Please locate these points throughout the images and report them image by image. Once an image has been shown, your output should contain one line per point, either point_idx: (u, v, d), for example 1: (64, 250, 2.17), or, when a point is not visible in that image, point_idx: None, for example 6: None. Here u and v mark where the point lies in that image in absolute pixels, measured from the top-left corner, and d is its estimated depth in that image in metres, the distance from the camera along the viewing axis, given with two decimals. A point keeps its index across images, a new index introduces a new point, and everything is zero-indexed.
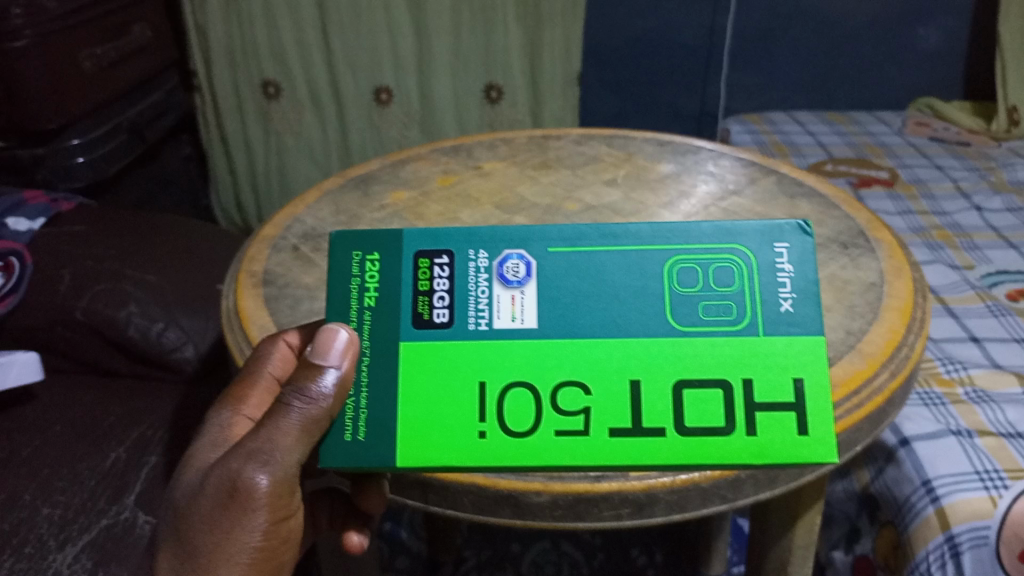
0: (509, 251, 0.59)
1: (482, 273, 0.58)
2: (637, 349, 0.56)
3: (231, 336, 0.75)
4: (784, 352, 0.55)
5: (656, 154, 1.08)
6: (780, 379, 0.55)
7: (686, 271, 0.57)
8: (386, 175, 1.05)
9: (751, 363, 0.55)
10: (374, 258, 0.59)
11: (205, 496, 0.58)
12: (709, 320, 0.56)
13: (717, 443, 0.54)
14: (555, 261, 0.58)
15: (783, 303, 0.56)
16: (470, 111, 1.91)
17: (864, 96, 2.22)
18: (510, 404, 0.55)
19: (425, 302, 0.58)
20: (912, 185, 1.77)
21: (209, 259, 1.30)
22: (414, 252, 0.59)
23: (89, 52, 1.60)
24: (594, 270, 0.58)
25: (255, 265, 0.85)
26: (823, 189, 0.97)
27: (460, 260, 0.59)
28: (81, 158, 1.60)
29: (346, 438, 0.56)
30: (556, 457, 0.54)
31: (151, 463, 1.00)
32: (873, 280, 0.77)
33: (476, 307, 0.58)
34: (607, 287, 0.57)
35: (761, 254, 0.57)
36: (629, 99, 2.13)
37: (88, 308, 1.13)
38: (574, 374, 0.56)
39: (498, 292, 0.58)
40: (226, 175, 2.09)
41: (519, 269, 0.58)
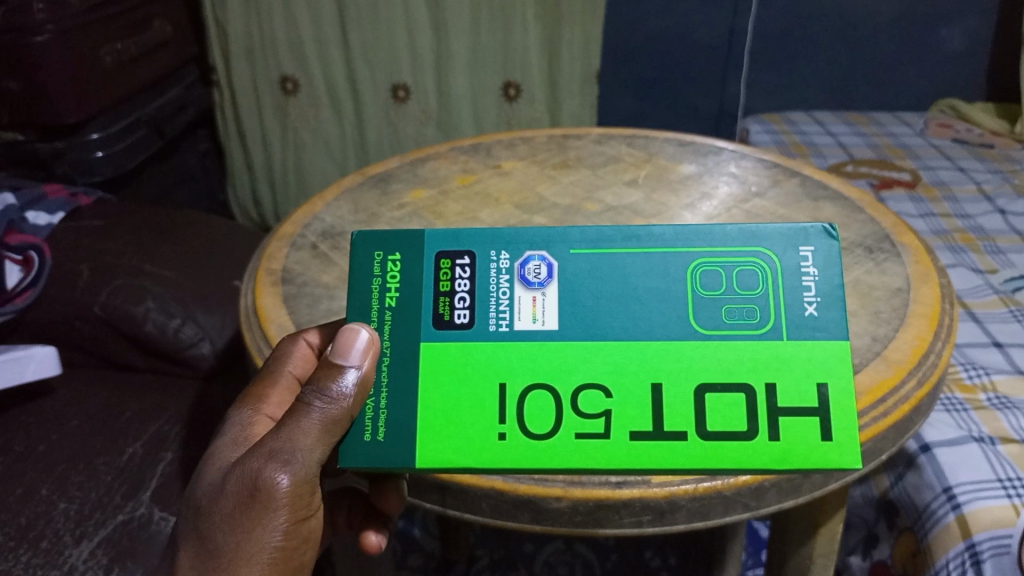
0: (531, 252, 0.58)
1: (503, 274, 0.58)
2: (659, 352, 0.55)
3: (250, 334, 0.75)
4: (807, 357, 0.54)
5: (677, 155, 1.07)
6: (803, 384, 0.54)
7: (709, 274, 0.56)
8: (405, 173, 1.04)
9: (774, 368, 0.54)
10: (395, 258, 0.58)
11: (225, 495, 0.56)
12: (732, 324, 0.55)
13: (738, 448, 0.53)
14: (578, 263, 0.57)
15: (807, 307, 0.55)
16: (487, 110, 1.90)
17: (885, 97, 2.19)
18: (530, 406, 0.55)
19: (446, 302, 0.58)
20: (934, 187, 1.75)
21: (227, 255, 1.30)
22: (435, 253, 0.58)
23: (110, 47, 1.61)
24: (617, 272, 0.57)
25: (273, 263, 0.84)
26: (847, 192, 0.95)
27: (481, 260, 0.58)
28: (100, 153, 1.60)
29: (366, 438, 0.56)
30: (576, 460, 0.54)
31: (167, 459, 1.00)
32: (899, 286, 0.76)
33: (497, 308, 0.57)
34: (630, 289, 0.56)
35: (785, 257, 0.56)
36: (647, 98, 2.12)
37: (107, 303, 1.13)
38: (595, 377, 0.55)
39: (520, 293, 0.57)
40: (243, 171, 2.09)
41: (540, 271, 0.57)
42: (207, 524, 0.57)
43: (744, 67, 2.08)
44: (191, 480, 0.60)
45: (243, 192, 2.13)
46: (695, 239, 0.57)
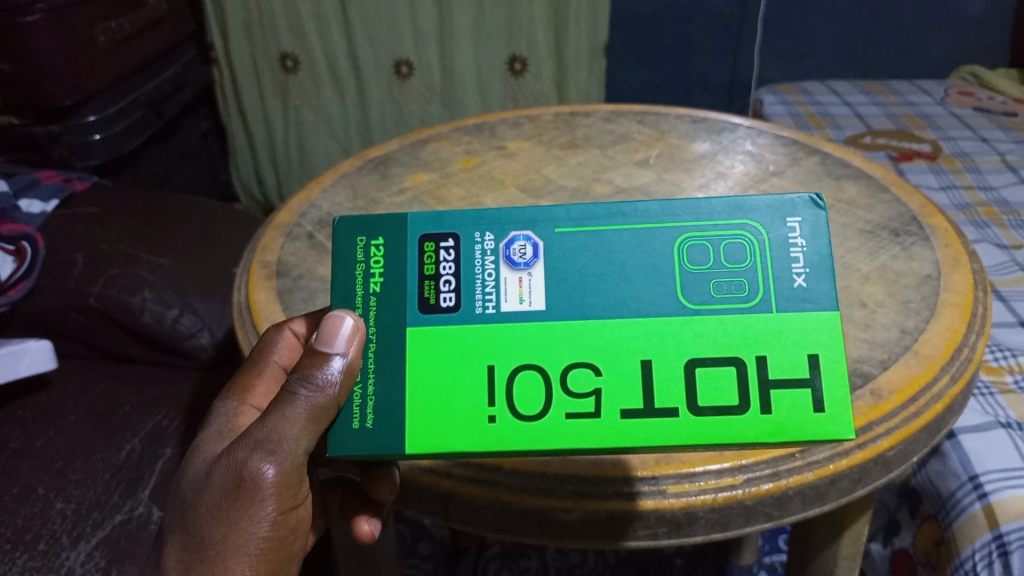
0: (515, 232, 0.52)
1: (488, 255, 0.52)
2: (652, 329, 0.50)
3: (242, 331, 0.71)
4: (796, 330, 0.49)
5: (690, 132, 1.03)
6: (794, 355, 0.49)
7: (696, 248, 0.51)
8: (406, 156, 1.00)
9: (766, 340, 0.49)
10: (378, 243, 0.53)
11: (210, 487, 0.53)
12: (720, 298, 0.50)
13: (730, 423, 0.49)
14: (564, 242, 0.52)
15: (796, 278, 0.50)
16: (492, 85, 1.85)
17: (904, 65, 2.12)
18: (519, 387, 0.50)
19: (431, 286, 0.52)
20: (955, 158, 1.69)
21: (227, 241, 1.27)
22: (419, 236, 0.53)
23: (104, 26, 1.56)
24: (605, 250, 0.52)
25: (267, 254, 0.81)
26: (870, 170, 0.90)
27: (466, 243, 0.53)
28: (98, 135, 1.57)
29: (353, 426, 0.51)
30: (566, 442, 0.49)
31: (166, 455, 0.97)
32: (928, 273, 0.72)
33: (483, 290, 0.52)
34: (616, 267, 0.51)
35: (773, 229, 0.51)
36: (656, 70, 2.06)
37: (102, 294, 1.10)
38: (584, 355, 0.50)
39: (505, 275, 0.52)
40: (246, 151, 2.06)
41: (526, 251, 0.52)
42: (193, 516, 0.53)
43: (757, 35, 2.01)
44: (176, 473, 0.57)
45: (246, 172, 2.10)
46: (679, 212, 0.52)
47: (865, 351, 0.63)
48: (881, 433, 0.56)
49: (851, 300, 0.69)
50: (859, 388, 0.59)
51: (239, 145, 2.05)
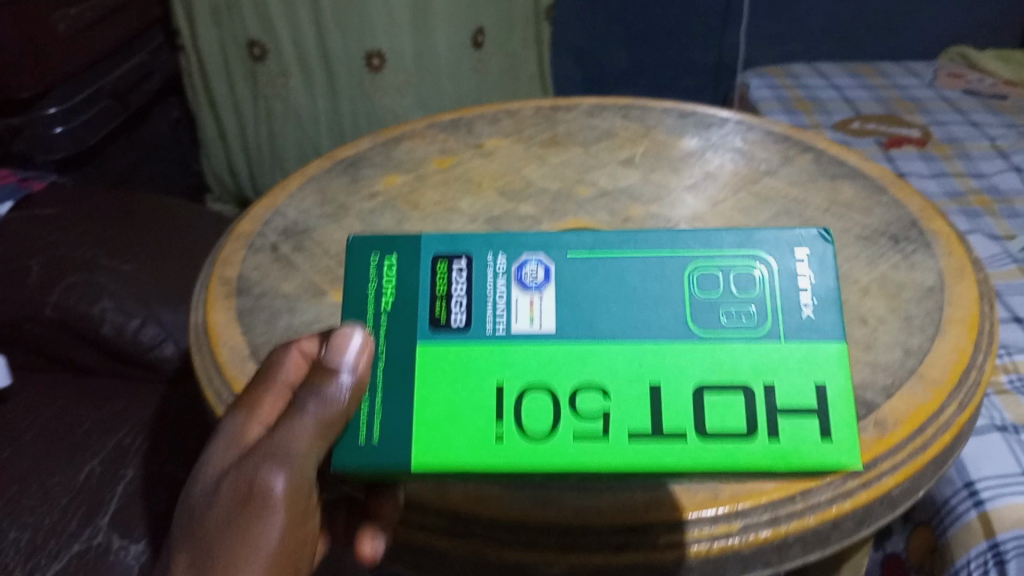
0: (527, 254, 0.48)
1: (500, 276, 0.48)
2: (663, 351, 0.46)
3: (198, 357, 0.66)
4: (802, 363, 0.45)
5: (677, 128, 0.98)
6: (802, 382, 0.45)
7: (707, 276, 0.47)
8: (378, 156, 0.94)
9: (773, 370, 0.45)
10: (392, 260, 0.49)
11: (217, 503, 0.43)
12: (730, 325, 0.46)
13: (739, 454, 0.44)
14: (578, 266, 0.48)
15: (803, 309, 0.46)
16: (463, 63, 1.81)
17: (892, 45, 2.07)
18: (528, 408, 0.46)
19: (442, 305, 0.48)
20: (945, 144, 1.65)
21: (192, 244, 1.21)
22: (431, 254, 0.49)
23: (64, 14, 1.47)
24: (619, 272, 0.48)
25: (227, 269, 0.75)
26: (868, 170, 0.85)
27: (479, 265, 0.49)
28: (59, 128, 1.50)
29: (358, 443, 0.47)
30: (574, 467, 0.45)
31: (128, 477, 0.93)
32: (932, 285, 0.67)
33: (494, 310, 0.47)
34: (628, 289, 0.47)
35: (781, 261, 0.47)
36: (638, 53, 2.02)
37: (59, 304, 1.03)
38: (593, 378, 0.46)
39: (516, 296, 0.48)
40: (217, 141, 1.96)
41: (538, 274, 0.48)
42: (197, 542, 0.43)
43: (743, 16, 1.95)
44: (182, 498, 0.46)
45: (219, 163, 2.00)
46: (696, 238, 0.48)
47: (868, 375, 0.58)
48: (886, 470, 0.52)
49: (851, 316, 0.65)
50: (861, 418, 0.55)
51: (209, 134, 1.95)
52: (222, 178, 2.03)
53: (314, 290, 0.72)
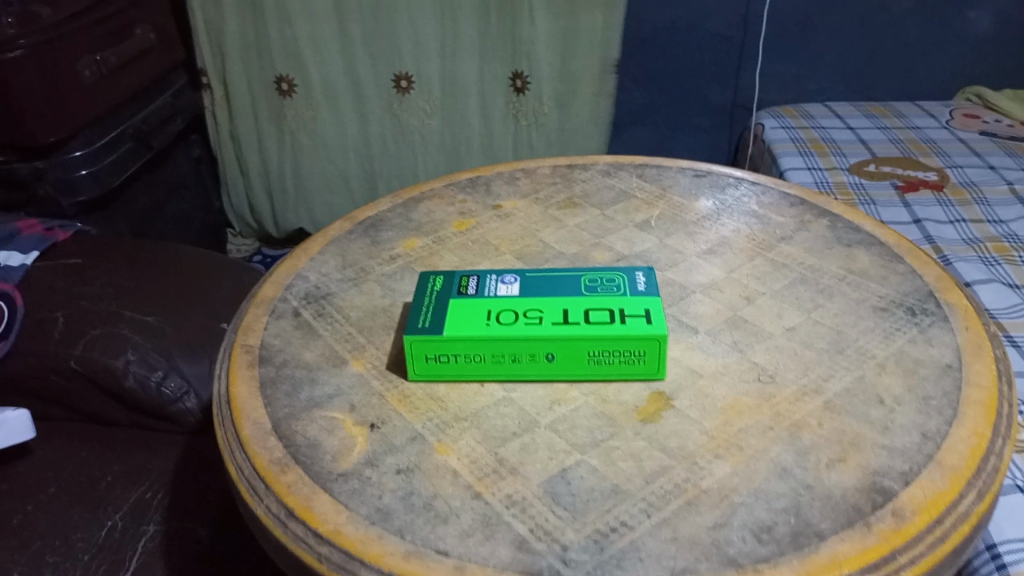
0: (507, 274, 0.75)
1: (496, 283, 0.74)
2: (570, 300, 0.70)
3: (222, 431, 0.67)
4: (644, 301, 0.69)
5: (692, 188, 0.99)
6: (643, 312, 0.68)
7: (595, 279, 0.73)
8: (397, 217, 0.96)
9: (633, 304, 0.69)
10: (438, 278, 0.75)
11: None
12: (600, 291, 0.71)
13: (612, 335, 0.66)
14: (532, 279, 0.74)
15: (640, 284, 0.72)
16: (494, 99, 1.77)
17: (908, 86, 1.98)
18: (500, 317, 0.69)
19: (465, 286, 0.73)
20: (962, 188, 1.64)
21: (215, 297, 1.23)
22: (459, 273, 0.76)
23: (89, 59, 1.47)
24: (555, 280, 0.74)
25: (250, 337, 0.76)
26: (883, 236, 0.86)
27: (485, 279, 0.74)
28: (84, 171, 1.47)
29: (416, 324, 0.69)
30: (522, 337, 0.67)
31: (150, 532, 0.93)
32: (949, 362, 0.68)
33: (492, 288, 0.73)
34: (555, 285, 0.73)
35: (629, 274, 0.73)
36: (654, 93, 1.95)
37: (83, 357, 1.05)
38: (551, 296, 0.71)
39: (494, 288, 0.73)
40: (237, 172, 1.97)
41: (505, 283, 0.74)
42: None
43: (758, 57, 1.89)
44: None
45: (240, 201, 2.02)
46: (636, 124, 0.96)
47: (885, 460, 0.59)
48: (905, 563, 0.52)
49: (868, 396, 0.65)
50: (879, 506, 0.55)
51: (231, 169, 1.97)
52: (244, 216, 2.05)
53: (334, 359, 0.73)
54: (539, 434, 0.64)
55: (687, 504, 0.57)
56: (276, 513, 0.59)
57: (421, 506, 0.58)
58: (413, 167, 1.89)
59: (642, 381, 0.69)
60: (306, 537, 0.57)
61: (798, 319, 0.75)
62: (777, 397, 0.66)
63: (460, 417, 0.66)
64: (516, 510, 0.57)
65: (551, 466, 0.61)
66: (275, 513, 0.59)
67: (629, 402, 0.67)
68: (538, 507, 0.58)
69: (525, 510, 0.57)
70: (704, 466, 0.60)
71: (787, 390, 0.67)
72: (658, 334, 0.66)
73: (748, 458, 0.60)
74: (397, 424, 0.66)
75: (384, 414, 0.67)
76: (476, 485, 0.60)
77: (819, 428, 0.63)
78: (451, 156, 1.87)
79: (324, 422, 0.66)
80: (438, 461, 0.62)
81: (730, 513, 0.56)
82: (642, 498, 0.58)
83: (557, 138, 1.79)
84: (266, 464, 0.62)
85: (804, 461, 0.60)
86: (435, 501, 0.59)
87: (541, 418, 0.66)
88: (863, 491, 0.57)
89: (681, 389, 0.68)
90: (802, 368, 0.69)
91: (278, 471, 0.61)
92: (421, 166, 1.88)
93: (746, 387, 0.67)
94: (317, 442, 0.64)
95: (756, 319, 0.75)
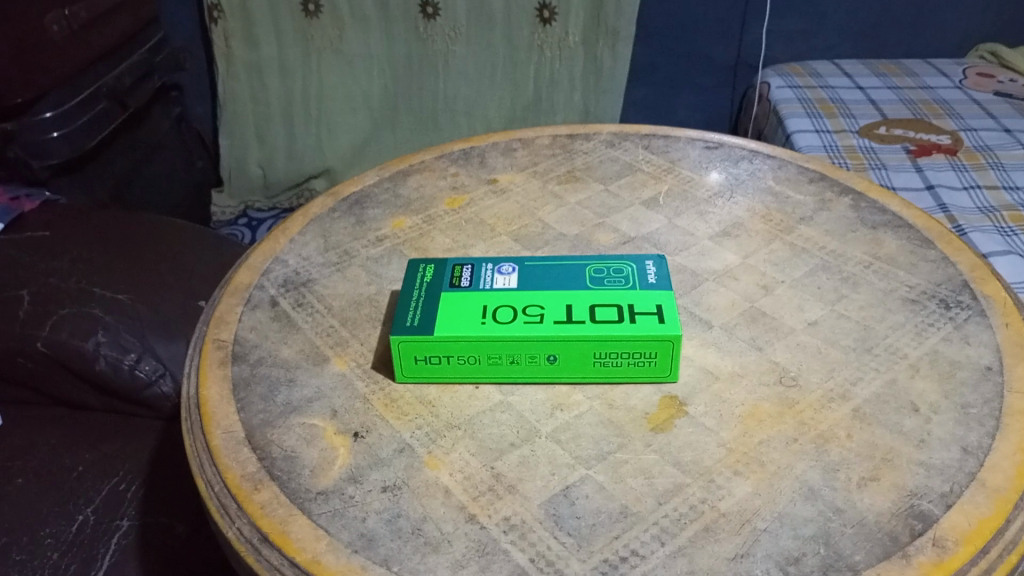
0: (505, 263, 0.69)
1: (491, 273, 0.67)
2: (573, 294, 0.64)
3: (190, 439, 0.61)
4: (652, 294, 0.63)
5: (702, 161, 0.92)
6: (651, 307, 0.62)
7: (599, 270, 0.67)
8: (383, 193, 0.89)
9: (642, 299, 0.63)
10: (428, 267, 0.69)
11: None
12: (607, 282, 0.65)
13: (617, 333, 0.60)
14: (531, 268, 0.68)
15: (649, 275, 0.65)
16: (518, 28, 1.63)
17: (920, 45, 1.88)
18: (497, 313, 0.63)
19: (458, 276, 0.67)
20: (976, 152, 1.51)
21: (192, 272, 1.17)
22: (451, 261, 0.69)
23: (56, 14, 1.34)
24: (555, 271, 0.67)
25: (223, 330, 0.70)
26: (911, 218, 0.79)
27: (479, 268, 0.68)
28: (56, 133, 1.35)
29: (404, 321, 0.63)
30: (519, 336, 0.61)
31: (123, 528, 0.87)
32: (989, 364, 0.62)
33: (488, 279, 0.67)
34: (556, 276, 0.66)
35: (637, 263, 0.67)
36: (656, 50, 1.85)
37: (51, 338, 0.98)
38: (551, 290, 0.64)
39: (489, 279, 0.67)
40: (247, 103, 1.78)
41: (502, 272, 0.67)
42: None
43: (766, 14, 1.79)
44: None
45: (242, 145, 1.83)
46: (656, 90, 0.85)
47: (922, 480, 0.53)
48: None
49: (900, 403, 0.59)
50: (918, 534, 0.50)
51: (242, 105, 1.78)
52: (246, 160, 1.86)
53: (314, 357, 0.67)
54: (540, 445, 0.58)
55: (704, 529, 0.52)
56: (249, 538, 0.53)
57: (409, 531, 0.52)
58: (434, 95, 1.75)
59: (651, 383, 0.63)
60: (280, 567, 0.51)
61: (820, 313, 0.69)
62: (800, 405, 0.60)
63: (452, 425, 0.60)
64: (515, 536, 0.52)
65: (553, 484, 0.55)
66: (247, 538, 0.53)
67: (638, 408, 0.61)
68: (539, 533, 0.52)
69: (525, 536, 0.52)
70: (721, 485, 0.54)
71: (811, 396, 0.61)
72: (671, 335, 0.59)
73: (771, 476, 0.55)
74: (384, 434, 0.60)
75: (369, 421, 0.61)
76: (470, 506, 0.54)
77: (849, 440, 0.57)
78: (476, 89, 1.72)
79: (302, 431, 0.60)
80: (428, 477, 0.56)
81: (752, 540, 0.51)
82: (654, 522, 0.52)
83: (581, 79, 1.66)
84: (238, 481, 0.56)
85: (833, 480, 0.54)
86: (425, 525, 0.53)
87: (542, 426, 0.60)
88: (899, 516, 0.51)
89: (694, 393, 0.62)
90: (827, 369, 0.63)
91: (251, 490, 0.55)
92: (443, 95, 1.74)
93: (765, 392, 0.61)
94: (294, 454, 0.58)
95: (774, 312, 0.69)
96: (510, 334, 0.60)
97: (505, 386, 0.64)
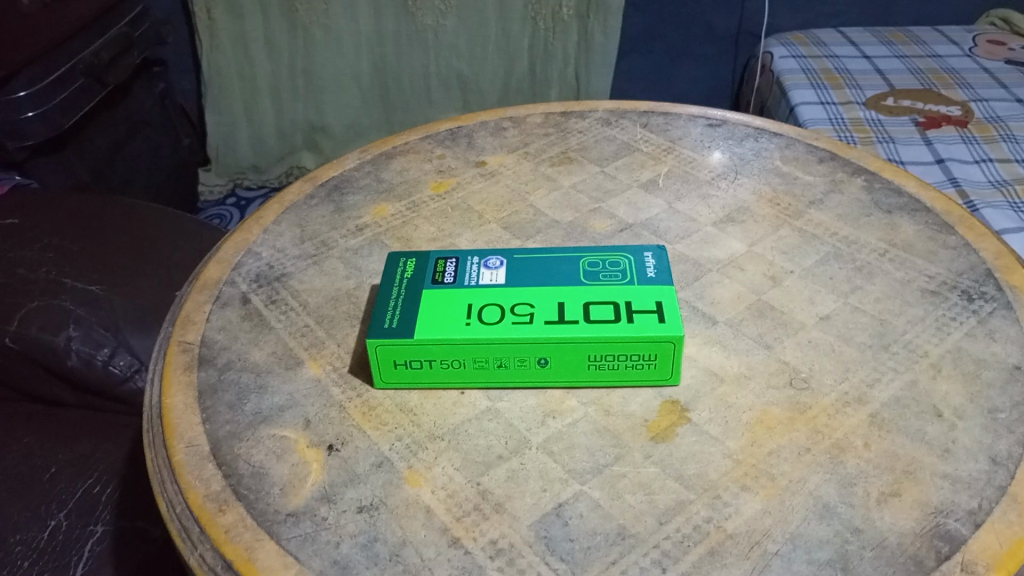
0: (492, 256, 0.64)
1: (477, 268, 0.62)
2: (566, 291, 0.59)
3: (152, 455, 0.56)
4: (650, 290, 0.58)
5: (704, 140, 0.86)
6: (650, 303, 0.57)
7: (593, 263, 0.62)
8: (365, 177, 0.83)
9: (642, 296, 0.58)
10: (411, 261, 0.64)
11: None
12: (602, 277, 0.60)
13: (614, 334, 0.55)
14: (520, 262, 0.63)
15: (648, 268, 0.60)
16: None
17: (929, 11, 1.81)
18: (484, 312, 0.58)
19: (441, 272, 0.62)
20: (987, 123, 1.45)
21: (169, 260, 1.11)
22: (435, 255, 0.64)
23: None
24: (544, 265, 0.62)
25: (189, 332, 0.65)
26: (929, 201, 0.74)
27: (465, 261, 0.63)
28: (31, 112, 1.28)
29: (384, 322, 0.58)
30: (508, 337, 0.56)
31: (97, 533, 0.82)
32: (1017, 363, 0.57)
33: (473, 274, 0.62)
34: (547, 271, 0.61)
35: (635, 254, 0.62)
36: (654, 19, 1.77)
37: (19, 333, 0.94)
38: (543, 287, 0.59)
39: (475, 274, 0.62)
40: (233, 80, 1.70)
41: (491, 267, 0.62)
42: None
43: None
44: None
45: (229, 123, 1.75)
46: None
47: (948, 495, 0.49)
48: None
49: (922, 408, 0.55)
50: (945, 558, 0.45)
51: (227, 80, 1.69)
52: (233, 139, 1.79)
53: (287, 360, 0.62)
54: (530, 458, 0.54)
55: (709, 553, 0.47)
56: (211, 566, 0.48)
57: (387, 558, 0.48)
58: (425, 71, 1.69)
59: (651, 387, 0.58)
60: None
61: (832, 306, 0.64)
62: (813, 410, 0.55)
63: (434, 436, 0.56)
64: (503, 563, 0.47)
65: (544, 501, 0.51)
66: (210, 566, 0.48)
67: (637, 415, 0.56)
68: (528, 558, 0.47)
69: (513, 562, 0.47)
70: (728, 501, 0.50)
71: (824, 400, 0.56)
72: (673, 336, 0.55)
73: (783, 492, 0.50)
74: (360, 447, 0.55)
75: (345, 432, 0.56)
76: (453, 529, 0.49)
77: (866, 450, 0.52)
78: (468, 62, 1.66)
79: (273, 444, 0.55)
80: (408, 495, 0.52)
81: (764, 565, 0.46)
82: (655, 545, 0.48)
83: (575, 55, 1.61)
84: (201, 502, 0.51)
85: (850, 496, 0.49)
86: (404, 550, 0.48)
87: (532, 436, 0.55)
88: (924, 537, 0.47)
89: (698, 397, 0.57)
90: (841, 369, 0.58)
91: (215, 511, 0.51)
92: (433, 66, 1.68)
93: (774, 396, 0.57)
94: (264, 470, 0.53)
95: (784, 305, 0.64)
96: (497, 335, 0.55)
97: (493, 393, 0.59)
